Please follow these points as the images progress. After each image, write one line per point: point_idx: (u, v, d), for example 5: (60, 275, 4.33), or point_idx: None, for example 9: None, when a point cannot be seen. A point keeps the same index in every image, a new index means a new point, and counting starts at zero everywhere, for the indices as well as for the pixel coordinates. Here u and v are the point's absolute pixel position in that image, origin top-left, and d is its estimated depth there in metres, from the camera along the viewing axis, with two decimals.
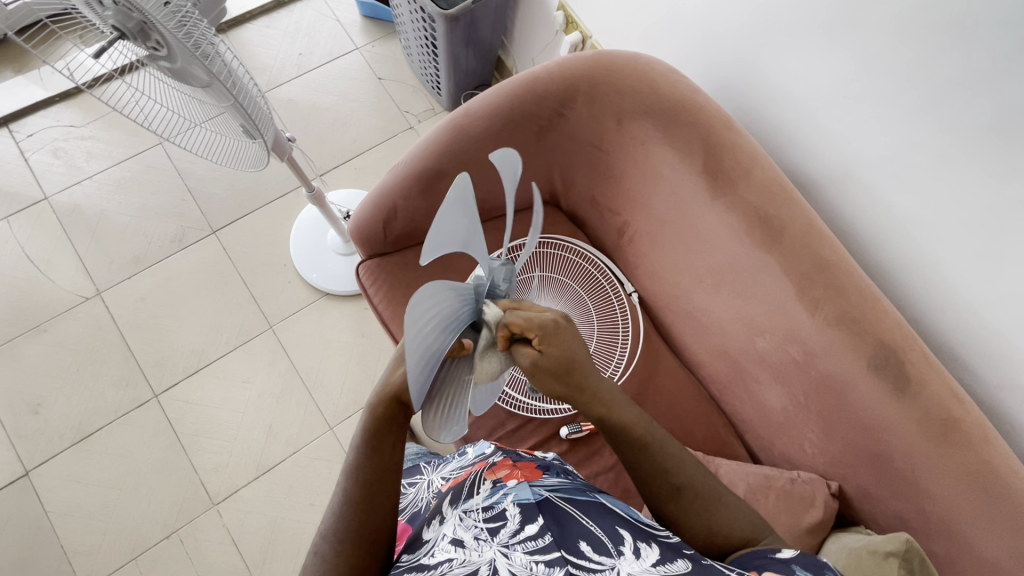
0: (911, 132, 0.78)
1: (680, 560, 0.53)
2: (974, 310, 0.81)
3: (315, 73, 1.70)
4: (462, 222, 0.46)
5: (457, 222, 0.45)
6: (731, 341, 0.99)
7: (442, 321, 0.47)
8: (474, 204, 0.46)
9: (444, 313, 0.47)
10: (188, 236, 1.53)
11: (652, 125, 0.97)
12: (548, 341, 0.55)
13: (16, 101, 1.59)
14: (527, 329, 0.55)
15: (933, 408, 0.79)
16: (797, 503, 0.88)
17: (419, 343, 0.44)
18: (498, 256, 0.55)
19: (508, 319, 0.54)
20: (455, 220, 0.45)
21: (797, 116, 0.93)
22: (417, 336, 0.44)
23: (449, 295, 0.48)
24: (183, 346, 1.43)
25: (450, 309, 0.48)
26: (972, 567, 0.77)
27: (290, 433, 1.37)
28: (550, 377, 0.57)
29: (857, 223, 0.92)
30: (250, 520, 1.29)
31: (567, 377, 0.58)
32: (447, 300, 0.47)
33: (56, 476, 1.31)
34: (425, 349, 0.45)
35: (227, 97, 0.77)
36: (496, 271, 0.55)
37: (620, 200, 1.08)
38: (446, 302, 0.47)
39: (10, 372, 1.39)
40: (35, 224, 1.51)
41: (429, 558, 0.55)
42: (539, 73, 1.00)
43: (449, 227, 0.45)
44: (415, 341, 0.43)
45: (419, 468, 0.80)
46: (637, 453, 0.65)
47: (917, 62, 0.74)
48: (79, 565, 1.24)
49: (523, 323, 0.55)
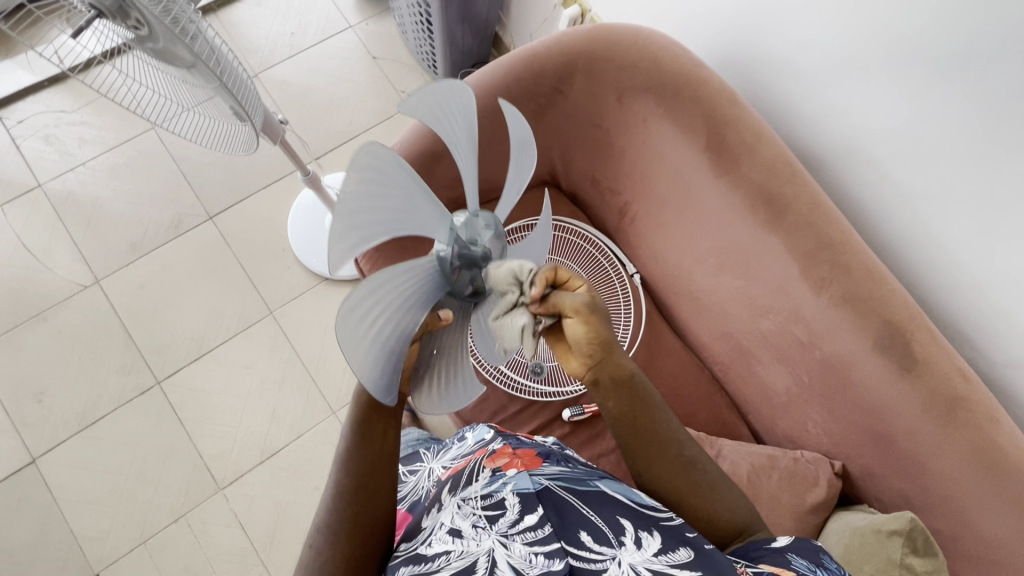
0: (921, 105, 0.76)
1: (683, 548, 0.53)
2: (981, 288, 0.80)
3: (308, 53, 1.66)
4: (397, 190, 0.44)
5: (384, 192, 0.43)
6: (734, 322, 0.98)
7: (395, 298, 0.46)
8: (392, 161, 0.42)
9: (398, 290, 0.46)
10: (185, 222, 1.51)
11: (653, 101, 0.94)
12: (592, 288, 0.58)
13: (5, 87, 1.56)
14: (571, 280, 0.58)
15: (939, 387, 0.78)
16: (799, 482, 0.88)
17: (364, 335, 0.43)
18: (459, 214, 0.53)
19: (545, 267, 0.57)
20: (387, 191, 0.43)
21: (802, 90, 0.90)
22: (359, 328, 0.43)
23: (397, 272, 0.46)
24: (183, 333, 1.43)
25: (407, 285, 0.47)
26: (976, 545, 0.77)
27: (293, 418, 1.38)
28: (600, 323, 0.57)
29: (864, 200, 0.90)
30: (257, 504, 1.31)
31: (612, 327, 0.59)
32: (395, 276, 0.45)
33: (64, 463, 1.32)
34: (379, 330, 0.45)
35: (212, 79, 0.74)
36: (467, 229, 0.53)
37: (620, 180, 1.05)
38: (393, 278, 0.45)
39: (12, 362, 1.38)
40: (30, 212, 1.50)
41: (427, 548, 0.55)
42: (537, 48, 0.97)
43: (381, 196, 0.43)
44: (356, 332, 0.43)
45: (419, 455, 0.80)
46: (634, 443, 0.64)
47: (928, 31, 0.71)
48: (89, 549, 1.26)
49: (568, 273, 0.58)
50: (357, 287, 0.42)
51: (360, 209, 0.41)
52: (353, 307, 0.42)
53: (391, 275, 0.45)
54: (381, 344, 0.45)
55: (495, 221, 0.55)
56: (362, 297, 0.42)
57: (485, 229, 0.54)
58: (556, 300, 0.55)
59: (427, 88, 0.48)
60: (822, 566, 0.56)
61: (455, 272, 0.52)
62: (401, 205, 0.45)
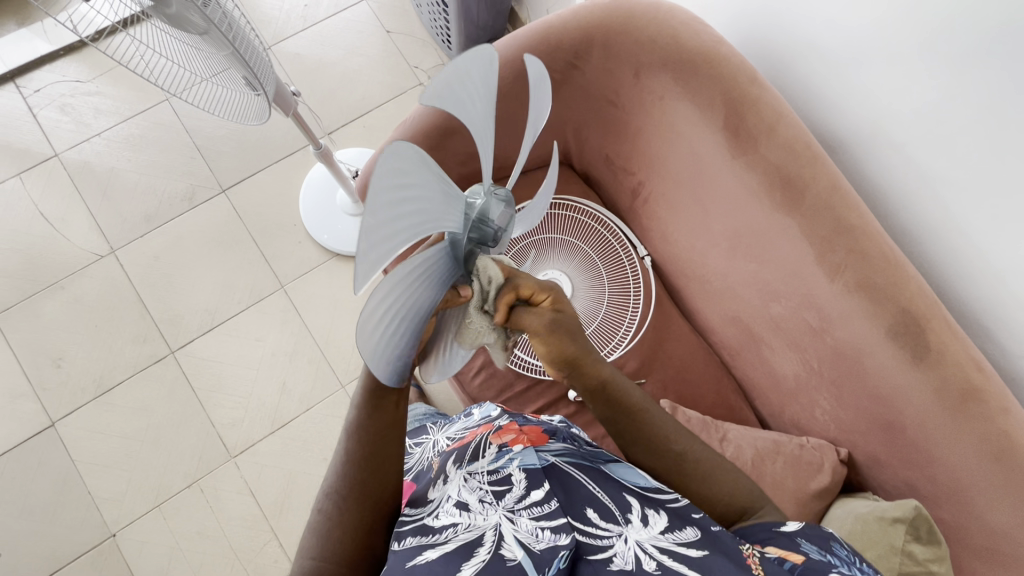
0: (949, 85, 0.73)
1: (689, 527, 0.54)
2: (1001, 278, 0.78)
3: (322, 25, 1.65)
4: (479, 128, 0.51)
5: (462, 76, 0.46)
6: (746, 306, 0.98)
7: (413, 215, 0.41)
8: (483, 68, 0.47)
9: (416, 202, 0.41)
10: (198, 194, 1.52)
11: (671, 79, 0.92)
12: (559, 302, 0.59)
13: (22, 55, 1.57)
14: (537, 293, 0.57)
15: (952, 376, 0.77)
16: (804, 468, 0.88)
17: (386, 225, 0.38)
18: (485, 185, 0.50)
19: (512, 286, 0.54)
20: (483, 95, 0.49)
21: (827, 70, 0.87)
22: (398, 179, 0.38)
23: (417, 186, 0.41)
24: (196, 304, 1.45)
25: (422, 199, 0.42)
26: (981, 536, 0.77)
27: (303, 391, 1.40)
28: (565, 338, 0.60)
29: (885, 186, 0.88)
30: (268, 472, 1.34)
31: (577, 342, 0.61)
32: (414, 186, 0.40)
33: (80, 427, 1.36)
34: (390, 235, 0.39)
35: (225, 45, 0.74)
36: (482, 206, 0.49)
37: (635, 159, 1.04)
38: (413, 188, 0.40)
39: (31, 328, 1.42)
40: (47, 181, 1.51)
41: (433, 520, 0.56)
42: (555, 22, 0.95)
43: (466, 110, 0.49)
44: (389, 215, 0.38)
45: (426, 428, 0.80)
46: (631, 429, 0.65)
47: (967, 9, 0.68)
48: (105, 510, 1.30)
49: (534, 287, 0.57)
50: (386, 169, 0.37)
51: (441, 100, 0.45)
52: (413, 154, 0.39)
53: (416, 177, 0.40)
54: (401, 222, 0.40)
55: (506, 193, 0.52)
56: (409, 157, 0.38)
57: (498, 201, 0.51)
58: (520, 320, 0.57)
59: (541, 67, 0.52)
60: (831, 552, 0.55)
61: (460, 257, 0.50)
62: (469, 91, 0.48)
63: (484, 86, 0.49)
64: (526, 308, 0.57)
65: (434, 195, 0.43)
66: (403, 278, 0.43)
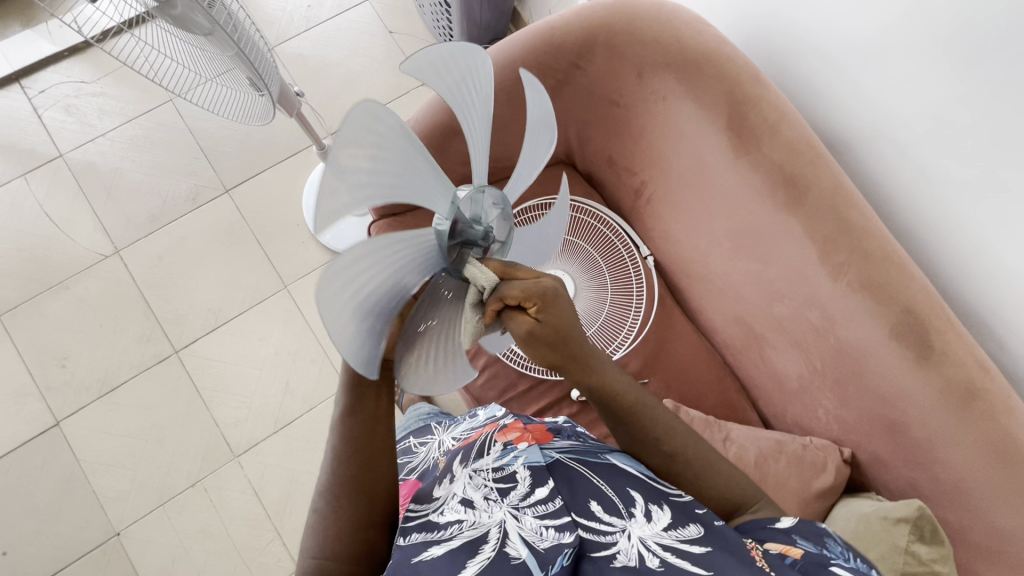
0: (953, 85, 0.73)
1: (693, 524, 0.54)
2: (1005, 278, 0.77)
3: (325, 26, 1.65)
4: (479, 128, 0.52)
5: (455, 72, 0.47)
6: (749, 306, 0.98)
7: (385, 178, 0.42)
8: (480, 69, 0.49)
9: (390, 166, 0.43)
10: (202, 195, 1.53)
11: (674, 79, 0.92)
12: (546, 309, 0.52)
13: (27, 56, 1.58)
14: (525, 299, 0.52)
15: (955, 374, 0.77)
16: (808, 468, 0.88)
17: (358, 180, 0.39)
18: (478, 186, 0.53)
19: (504, 288, 0.51)
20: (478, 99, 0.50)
21: (830, 71, 0.87)
22: (376, 139, 0.40)
23: (392, 151, 0.42)
24: (200, 304, 1.45)
25: (395, 165, 0.43)
26: (986, 536, 0.77)
27: (306, 390, 1.40)
28: (546, 347, 0.55)
29: (888, 186, 0.88)
30: (272, 471, 1.34)
31: (561, 346, 0.55)
32: (389, 150, 0.42)
33: (85, 426, 1.36)
34: (360, 192, 0.40)
35: (229, 45, 0.75)
36: (472, 202, 0.52)
37: (637, 159, 1.04)
38: (388, 151, 0.42)
39: (36, 327, 1.42)
40: (52, 181, 1.52)
41: (439, 516, 0.55)
42: (558, 22, 0.95)
43: (461, 109, 0.49)
44: (362, 171, 0.39)
45: (430, 428, 0.80)
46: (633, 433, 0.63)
47: (970, 10, 0.68)
48: (110, 508, 1.31)
49: (521, 294, 0.51)
50: (365, 126, 0.38)
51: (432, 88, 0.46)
52: (393, 121, 0.41)
53: (393, 143, 0.42)
54: (373, 183, 0.41)
55: (499, 197, 0.56)
56: (389, 119, 0.40)
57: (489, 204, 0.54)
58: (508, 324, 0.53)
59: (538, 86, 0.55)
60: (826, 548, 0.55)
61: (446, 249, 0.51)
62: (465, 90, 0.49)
63: (481, 92, 0.50)
64: (516, 312, 0.53)
65: (409, 164, 0.45)
66: (379, 244, 0.44)
